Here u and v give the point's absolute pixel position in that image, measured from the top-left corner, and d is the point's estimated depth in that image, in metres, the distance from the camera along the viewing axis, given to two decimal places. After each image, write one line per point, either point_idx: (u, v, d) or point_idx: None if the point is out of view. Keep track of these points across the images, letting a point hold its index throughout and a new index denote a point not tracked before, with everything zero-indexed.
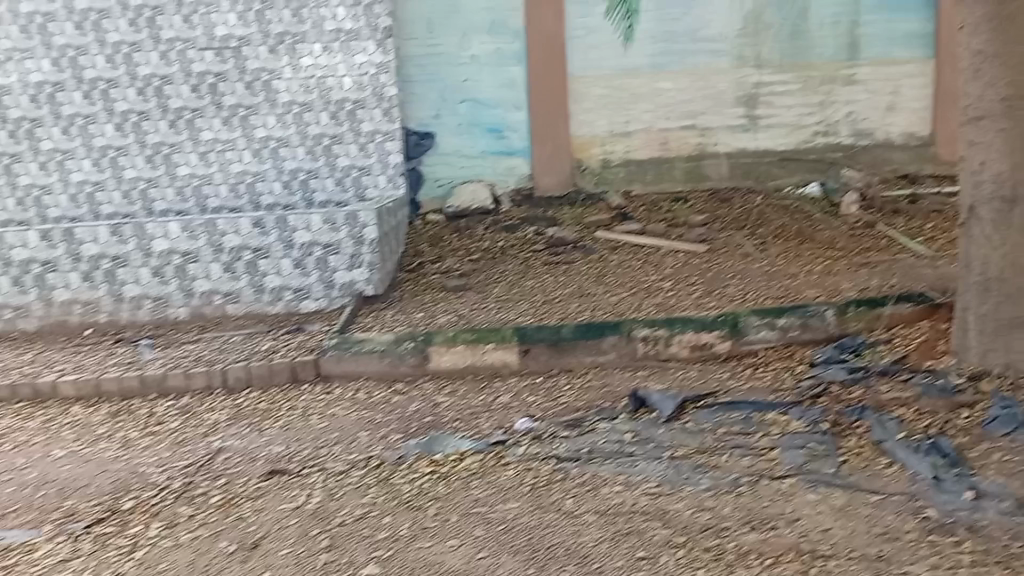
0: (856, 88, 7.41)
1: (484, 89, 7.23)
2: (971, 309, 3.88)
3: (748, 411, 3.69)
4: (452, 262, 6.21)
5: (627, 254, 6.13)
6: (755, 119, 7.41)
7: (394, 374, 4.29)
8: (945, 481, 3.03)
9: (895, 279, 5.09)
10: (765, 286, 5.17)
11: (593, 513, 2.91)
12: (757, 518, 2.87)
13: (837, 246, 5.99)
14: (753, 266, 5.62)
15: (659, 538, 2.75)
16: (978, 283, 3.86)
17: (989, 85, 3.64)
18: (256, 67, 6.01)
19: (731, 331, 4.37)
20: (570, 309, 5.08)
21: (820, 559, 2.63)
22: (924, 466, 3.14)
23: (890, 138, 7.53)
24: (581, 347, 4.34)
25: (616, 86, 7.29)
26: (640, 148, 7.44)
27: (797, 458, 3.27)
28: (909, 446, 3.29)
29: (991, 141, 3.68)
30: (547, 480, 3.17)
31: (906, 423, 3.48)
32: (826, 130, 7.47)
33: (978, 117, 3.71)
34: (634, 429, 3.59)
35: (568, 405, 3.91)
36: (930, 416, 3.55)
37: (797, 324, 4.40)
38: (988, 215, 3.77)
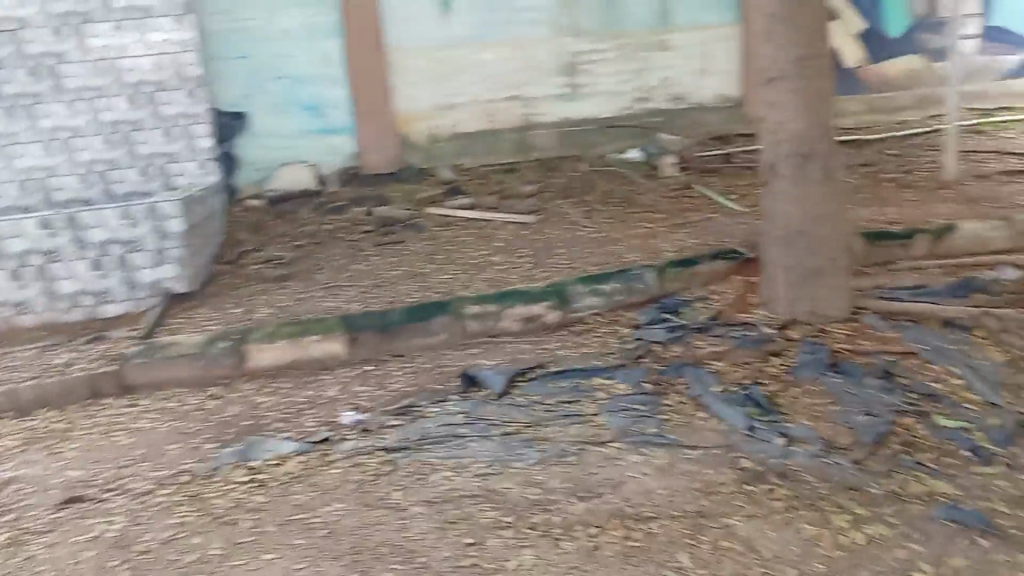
0: (670, 54, 7.60)
1: (298, 65, 6.89)
2: (779, 264, 4.03)
3: (575, 379, 3.71)
4: (275, 250, 5.89)
5: (458, 230, 6.03)
6: (577, 87, 7.47)
7: (208, 378, 3.98)
8: (760, 430, 3.14)
9: (711, 238, 5.28)
10: (591, 254, 5.23)
11: (422, 504, 2.84)
12: (584, 487, 2.88)
13: (658, 209, 6.15)
14: (579, 234, 5.68)
15: (487, 520, 2.72)
16: (782, 237, 4.01)
17: (782, 47, 3.71)
18: (38, 52, 5.38)
19: (558, 301, 4.36)
20: (398, 292, 4.93)
21: (643, 522, 2.66)
22: (740, 417, 3.25)
23: (705, 101, 7.76)
24: (410, 330, 4.20)
25: (437, 59, 7.16)
26: (466, 120, 7.32)
27: (621, 421, 3.32)
28: (725, 399, 3.40)
29: (786, 101, 3.78)
30: (376, 473, 3.06)
31: (723, 376, 3.61)
32: (644, 96, 7.61)
33: (773, 78, 3.78)
34: (465, 409, 3.52)
35: (397, 391, 3.79)
36: (745, 366, 3.69)
37: (620, 289, 4.46)
38: (788, 171, 3.91)
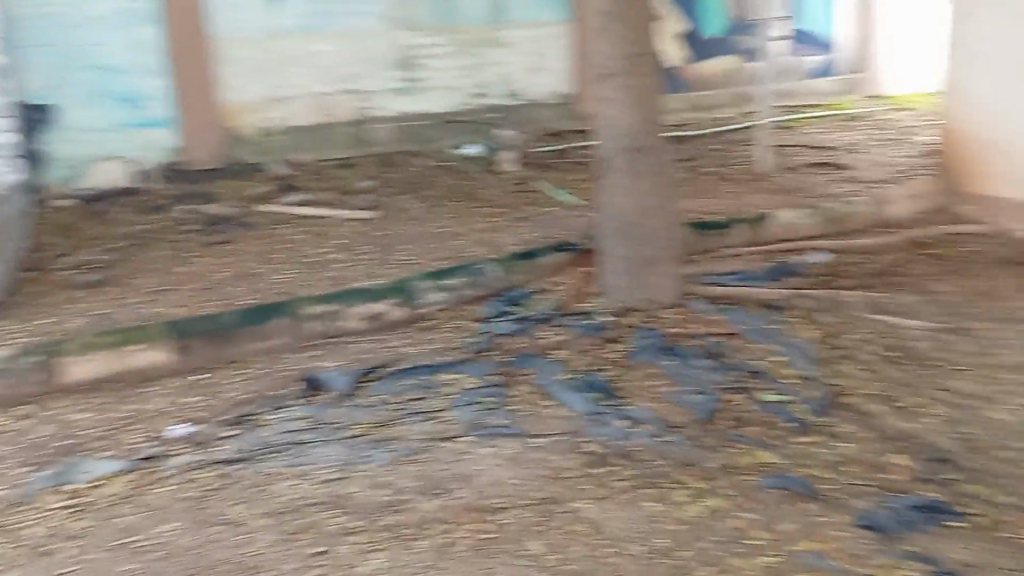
0: (505, 50, 7.66)
1: (112, 54, 6.41)
2: (615, 253, 4.18)
3: (422, 375, 3.69)
4: (90, 254, 5.43)
5: (294, 228, 5.80)
6: (413, 82, 7.39)
7: (15, 398, 3.64)
8: (603, 415, 3.24)
9: (549, 230, 5.39)
10: (433, 249, 5.20)
11: (265, 516, 2.71)
12: (434, 484, 2.85)
13: (498, 203, 6.21)
14: (420, 230, 5.63)
15: (335, 527, 2.63)
16: (617, 228, 4.14)
17: (613, 45, 3.84)
18: None
19: (403, 297, 4.30)
20: (231, 294, 4.68)
21: (495, 514, 2.66)
22: (585, 402, 3.34)
23: (541, 99, 7.86)
24: (245, 333, 3.99)
25: (265, 50, 6.87)
26: (299, 114, 7.05)
27: (469, 415, 3.33)
28: (569, 386, 3.48)
29: (618, 97, 3.91)
30: (213, 487, 2.89)
31: (566, 364, 3.69)
32: (481, 92, 7.65)
33: (605, 74, 3.90)
34: (307, 414, 3.40)
35: (232, 399, 3.59)
36: (587, 354, 3.79)
37: (465, 283, 4.44)
38: (621, 165, 4.04)
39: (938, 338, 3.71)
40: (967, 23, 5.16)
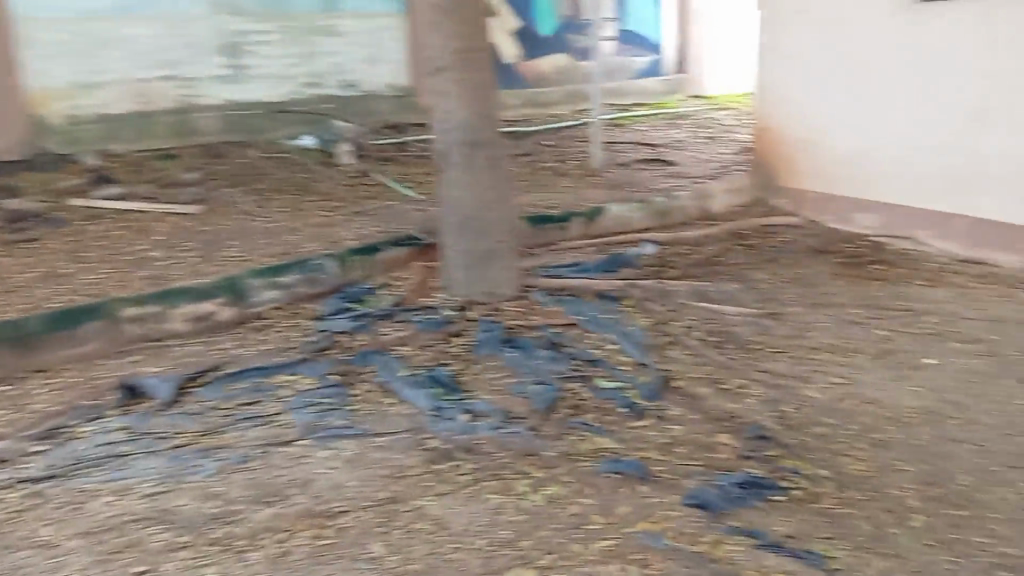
0: (338, 40, 7.47)
1: None
2: (455, 247, 4.14)
3: (254, 378, 3.54)
4: None
5: (109, 223, 5.37)
6: (240, 69, 7.05)
7: None
8: (445, 410, 3.21)
9: (388, 224, 5.30)
10: (266, 245, 4.98)
11: (78, 537, 2.51)
12: (268, 492, 2.73)
13: (335, 196, 6.04)
14: (252, 224, 5.37)
15: (158, 545, 2.46)
16: (457, 222, 4.11)
17: (445, 38, 3.81)
18: None
19: (232, 296, 4.09)
20: (37, 296, 4.27)
21: (333, 518, 2.58)
22: (427, 398, 3.29)
23: (376, 90, 7.73)
24: (54, 340, 3.68)
25: (74, 31, 6.31)
26: (116, 102, 6.54)
27: (306, 417, 3.22)
28: (411, 383, 3.42)
29: (452, 90, 3.89)
30: (18, 511, 2.66)
31: (407, 361, 3.64)
32: (314, 81, 7.40)
33: (439, 67, 3.87)
34: (126, 424, 3.19)
35: (39, 412, 3.30)
36: (428, 349, 3.74)
37: (300, 280, 4.29)
38: (458, 159, 4.01)
39: (756, 324, 3.96)
40: (774, 28, 5.49)
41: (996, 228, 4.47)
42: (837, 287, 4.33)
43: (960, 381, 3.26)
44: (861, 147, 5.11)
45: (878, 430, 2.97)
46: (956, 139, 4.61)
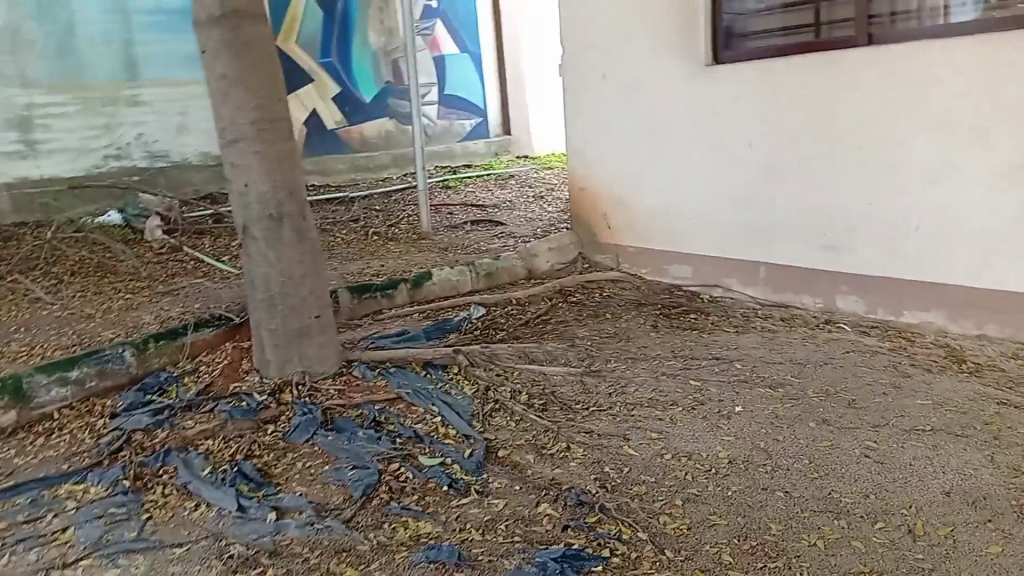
0: (142, 109, 7.08)
1: None
2: (265, 326, 3.85)
3: (34, 493, 3.14)
4: None
5: None
6: (33, 144, 6.48)
7: None
8: (250, 509, 2.95)
9: (197, 302, 4.95)
10: (56, 335, 4.51)
11: None
12: None
13: (142, 275, 5.61)
14: (42, 314, 4.87)
15: None
16: (264, 299, 3.83)
17: (238, 109, 3.60)
18: None
19: (13, 398, 3.66)
20: None
21: None
22: (230, 498, 3.02)
23: (187, 159, 7.39)
24: None
25: None
26: None
27: (93, 532, 2.87)
28: (214, 482, 3.13)
29: (250, 162, 3.66)
30: None
31: (212, 456, 3.34)
32: (118, 153, 6.95)
33: (234, 140, 3.65)
34: None
35: None
36: (236, 440, 3.44)
37: (93, 372, 3.87)
38: (260, 234, 3.76)
39: (579, 382, 3.97)
40: (580, 94, 5.67)
41: (796, 274, 4.73)
42: (653, 339, 4.44)
43: (766, 426, 3.38)
44: (673, 202, 5.31)
45: (693, 485, 3.00)
46: (753, 194, 4.83)
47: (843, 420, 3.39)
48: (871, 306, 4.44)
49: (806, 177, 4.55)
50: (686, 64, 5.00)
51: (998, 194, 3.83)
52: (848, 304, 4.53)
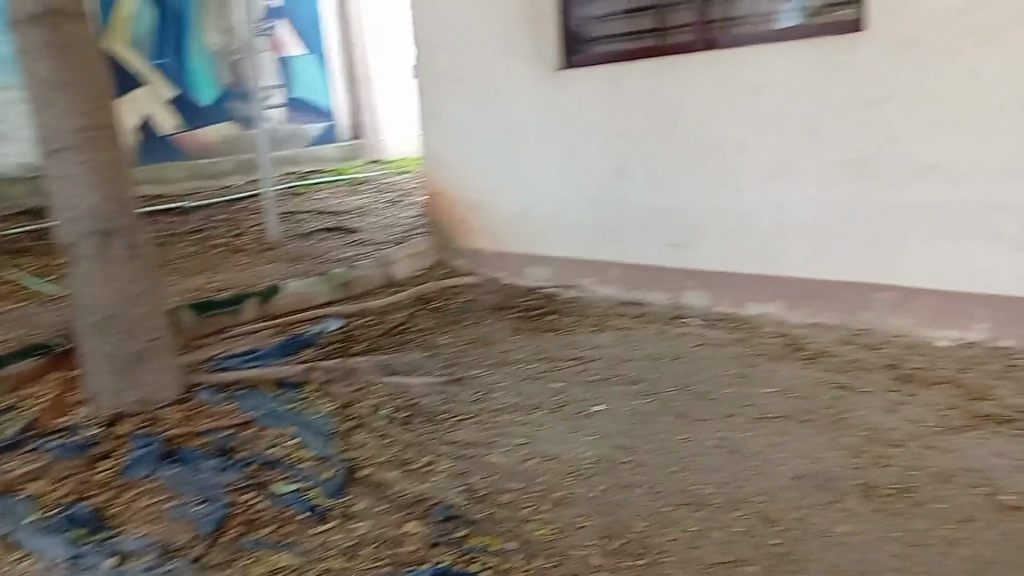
0: None
1: None
2: (98, 352, 3.51)
3: None
4: None
5: None
6: None
7: None
8: (85, 556, 2.69)
9: (18, 329, 4.50)
10: None
11: None
12: None
13: None
14: None
15: None
16: (95, 323, 3.50)
17: (61, 115, 3.27)
18: None
19: None
20: None
21: None
22: (61, 545, 2.74)
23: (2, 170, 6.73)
24: None
25: None
26: None
27: None
28: (41, 529, 2.84)
29: (75, 174, 3.32)
30: None
31: (39, 500, 3.03)
32: None
33: (56, 149, 3.31)
34: None
35: None
36: (67, 481, 3.15)
37: None
38: (89, 252, 3.42)
39: (442, 391, 3.89)
40: (435, 96, 5.58)
41: (648, 273, 4.83)
42: (515, 343, 4.42)
43: (627, 422, 3.41)
44: (529, 205, 5.32)
45: (558, 487, 2.96)
46: (605, 196, 4.92)
47: (698, 411, 3.43)
48: (717, 299, 4.58)
49: (656, 178, 4.68)
50: (537, 68, 5.04)
51: (828, 189, 4.07)
52: (696, 298, 4.65)
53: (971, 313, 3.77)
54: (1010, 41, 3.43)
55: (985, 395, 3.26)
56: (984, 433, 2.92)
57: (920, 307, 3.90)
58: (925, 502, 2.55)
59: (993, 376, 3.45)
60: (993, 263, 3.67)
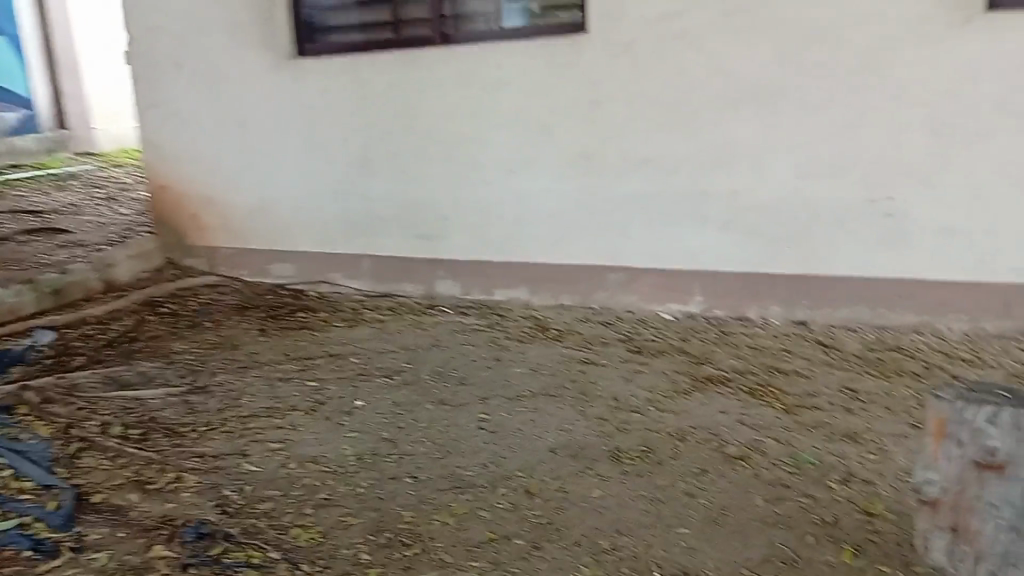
0: None
1: None
2: None
3: None
4: None
5: None
6: None
7: None
8: None
9: None
10: None
11: None
12: None
13: None
14: None
15: None
16: None
17: None
18: None
19: None
20: None
21: None
22: None
23: None
24: None
25: None
26: None
27: None
28: None
29: None
30: None
31: None
32: None
33: None
34: None
35: None
36: None
37: None
38: None
39: (183, 402, 3.55)
40: (155, 82, 5.12)
41: (396, 265, 4.81)
42: (263, 343, 4.17)
43: (387, 416, 3.17)
44: (268, 199, 5.06)
45: (323, 489, 2.73)
46: (349, 188, 4.81)
47: (456, 397, 3.30)
48: (467, 288, 4.68)
49: (399, 169, 4.65)
50: (268, 56, 4.78)
51: (562, 179, 4.31)
52: (446, 287, 4.73)
53: (687, 289, 4.21)
54: (709, 46, 3.84)
55: (705, 360, 3.64)
56: (708, 394, 3.20)
57: (644, 286, 4.28)
58: (665, 460, 2.67)
59: (710, 343, 3.89)
60: (703, 244, 4.11)
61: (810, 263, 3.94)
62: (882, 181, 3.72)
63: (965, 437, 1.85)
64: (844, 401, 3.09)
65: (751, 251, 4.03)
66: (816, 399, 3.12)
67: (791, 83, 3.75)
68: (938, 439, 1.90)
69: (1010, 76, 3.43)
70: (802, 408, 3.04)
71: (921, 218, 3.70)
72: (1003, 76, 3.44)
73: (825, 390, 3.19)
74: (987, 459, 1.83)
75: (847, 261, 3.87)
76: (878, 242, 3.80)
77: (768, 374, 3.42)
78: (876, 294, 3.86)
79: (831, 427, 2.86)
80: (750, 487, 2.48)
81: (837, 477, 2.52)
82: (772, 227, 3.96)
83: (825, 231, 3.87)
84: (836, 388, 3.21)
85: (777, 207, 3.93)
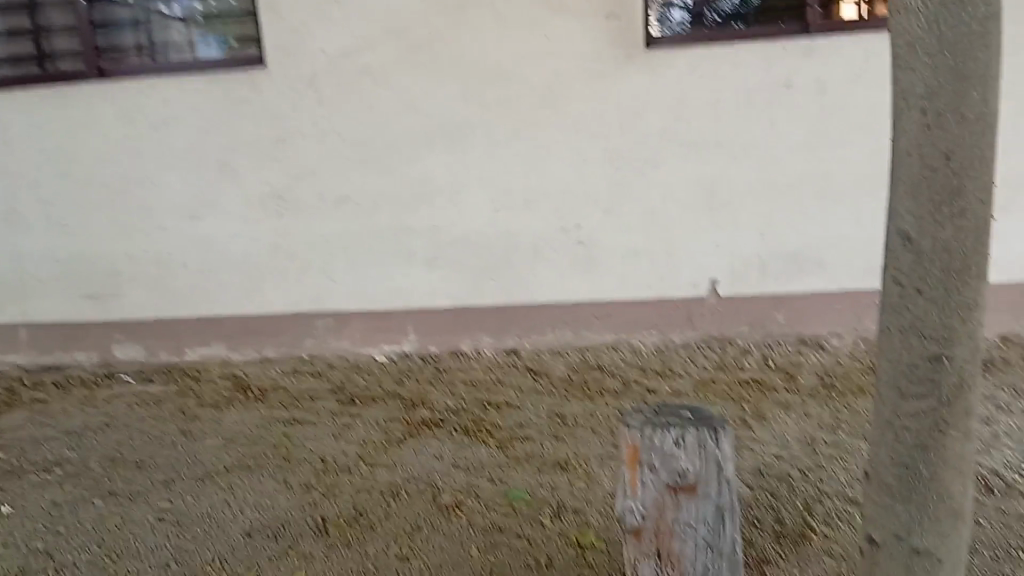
0: None
1: None
2: None
3: None
4: None
5: None
6: None
7: None
8: None
9: None
10: None
11: None
12: None
13: None
14: None
15: None
16: None
17: None
18: None
19: None
20: None
21: None
22: None
23: None
24: None
25: None
26: None
27: None
28: None
29: None
30: None
31: None
32: None
33: None
34: None
35: None
36: None
37: None
38: None
39: None
40: None
41: (61, 332, 4.14)
42: None
43: (42, 521, 2.62)
44: None
45: None
46: None
47: (132, 485, 2.83)
48: (151, 350, 4.14)
49: (55, 221, 4.00)
50: None
51: (252, 223, 3.96)
52: (128, 351, 4.14)
53: (400, 328, 4.06)
54: (396, 82, 3.76)
55: (419, 402, 3.51)
56: (422, 440, 3.05)
57: (353, 330, 4.07)
58: (378, 523, 2.47)
59: (426, 381, 3.77)
60: (411, 282, 3.99)
61: (513, 294, 3.98)
62: (572, 209, 3.86)
63: (656, 462, 1.83)
64: (553, 428, 3.11)
65: (458, 285, 3.99)
66: (526, 430, 3.10)
67: (479, 119, 3.78)
68: (633, 466, 1.86)
69: (669, 109, 3.73)
70: (513, 441, 3.00)
71: (609, 243, 3.89)
72: (663, 110, 3.73)
73: (534, 420, 3.20)
74: (679, 482, 1.83)
75: (547, 288, 3.97)
76: (574, 267, 3.93)
77: (480, 409, 3.36)
78: (578, 316, 4.00)
79: (542, 458, 2.85)
80: (463, 539, 2.35)
81: (549, 512, 2.48)
82: (474, 260, 3.95)
83: (524, 259, 3.93)
84: (546, 416, 3.23)
85: (478, 239, 3.92)
